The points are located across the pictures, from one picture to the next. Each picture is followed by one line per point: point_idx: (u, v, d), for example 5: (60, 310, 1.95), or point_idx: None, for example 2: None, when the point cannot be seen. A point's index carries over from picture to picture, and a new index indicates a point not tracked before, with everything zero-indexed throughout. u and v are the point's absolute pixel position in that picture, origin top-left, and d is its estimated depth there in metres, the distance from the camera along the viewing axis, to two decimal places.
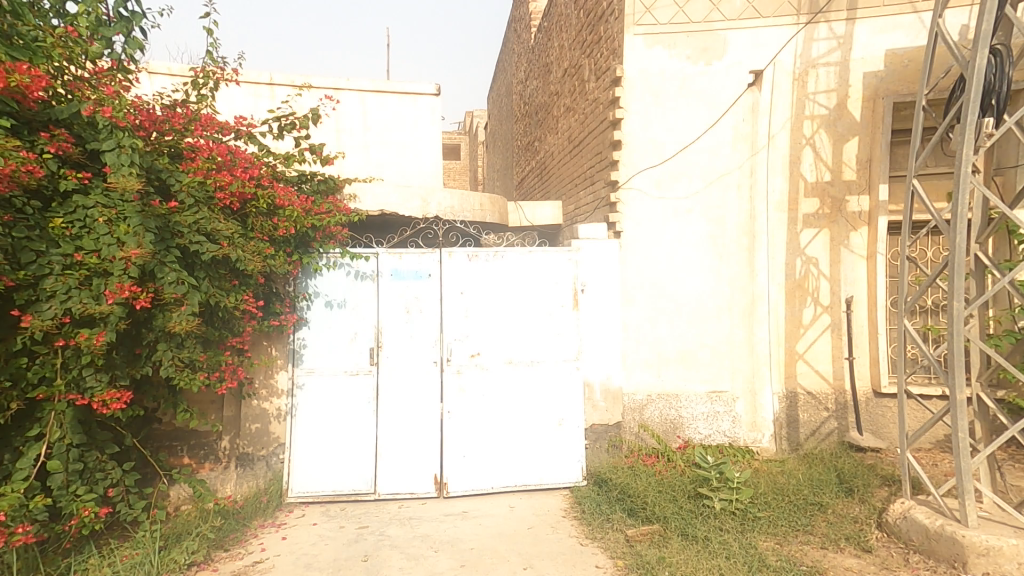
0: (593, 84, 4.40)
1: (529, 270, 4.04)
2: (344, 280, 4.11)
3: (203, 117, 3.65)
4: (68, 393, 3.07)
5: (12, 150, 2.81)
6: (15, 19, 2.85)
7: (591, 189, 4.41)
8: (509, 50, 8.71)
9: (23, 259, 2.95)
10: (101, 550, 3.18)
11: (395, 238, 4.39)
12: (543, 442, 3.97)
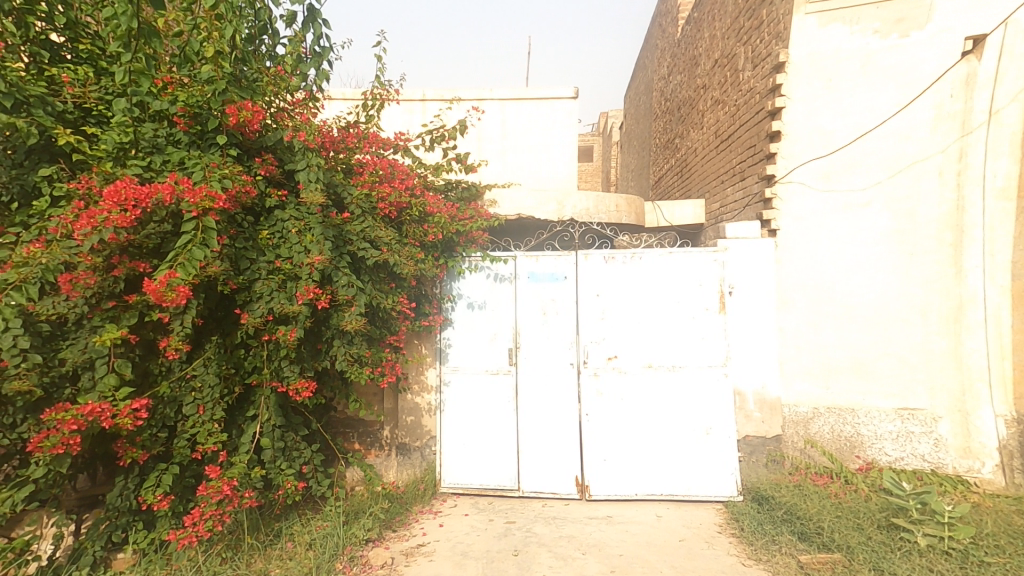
0: (748, 73, 4.17)
1: (669, 272, 3.87)
2: (484, 282, 4.22)
3: (371, 135, 3.99)
4: (272, 380, 3.74)
5: (236, 176, 3.57)
6: (245, 66, 3.63)
7: (741, 185, 4.17)
8: (650, 45, 8.60)
9: (242, 266, 3.72)
10: (300, 518, 3.86)
11: (533, 243, 4.42)
12: (690, 452, 3.78)
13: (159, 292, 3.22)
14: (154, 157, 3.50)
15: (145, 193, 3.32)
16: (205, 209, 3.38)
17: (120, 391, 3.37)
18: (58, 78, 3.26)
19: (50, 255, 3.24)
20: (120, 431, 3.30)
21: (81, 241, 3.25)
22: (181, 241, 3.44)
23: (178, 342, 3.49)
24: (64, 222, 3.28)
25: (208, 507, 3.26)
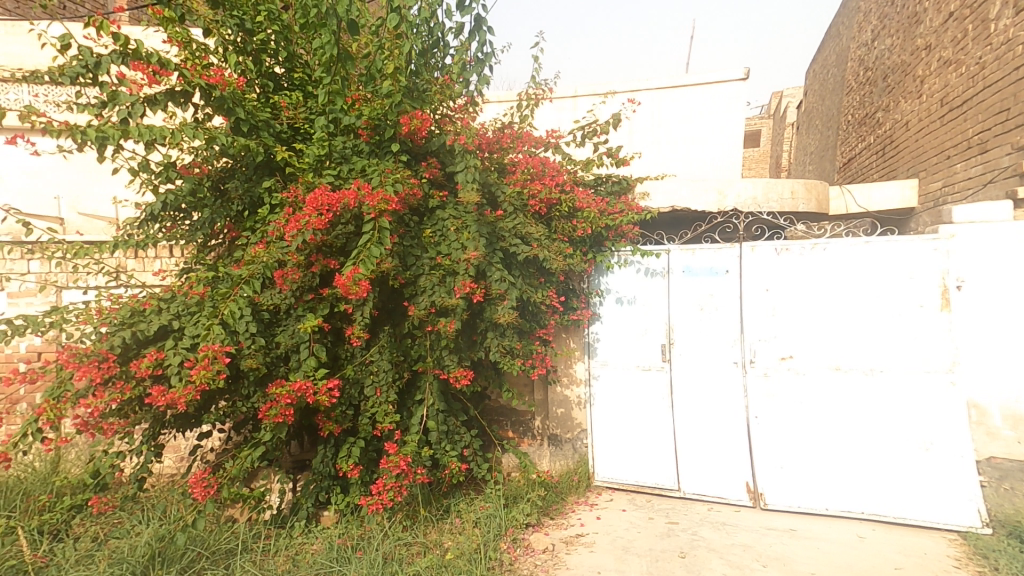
0: (995, 28, 3.93)
1: (877, 264, 3.43)
2: (634, 277, 4.12)
3: (524, 134, 4.11)
4: (434, 367, 4.05)
5: (404, 180, 3.90)
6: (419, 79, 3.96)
7: (980, 158, 3.93)
8: (850, 11, 8.20)
9: (409, 262, 4.07)
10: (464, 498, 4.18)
11: (689, 236, 4.23)
12: (907, 471, 3.37)
13: (348, 285, 3.69)
14: (342, 167, 4.00)
15: (335, 199, 3.77)
16: (381, 210, 3.78)
17: (318, 372, 3.90)
18: (278, 105, 3.92)
19: (270, 255, 3.92)
20: (321, 406, 3.85)
21: (290, 240, 3.82)
22: (363, 240, 3.91)
23: (359, 330, 3.93)
24: (279, 227, 3.89)
25: (390, 479, 3.69)
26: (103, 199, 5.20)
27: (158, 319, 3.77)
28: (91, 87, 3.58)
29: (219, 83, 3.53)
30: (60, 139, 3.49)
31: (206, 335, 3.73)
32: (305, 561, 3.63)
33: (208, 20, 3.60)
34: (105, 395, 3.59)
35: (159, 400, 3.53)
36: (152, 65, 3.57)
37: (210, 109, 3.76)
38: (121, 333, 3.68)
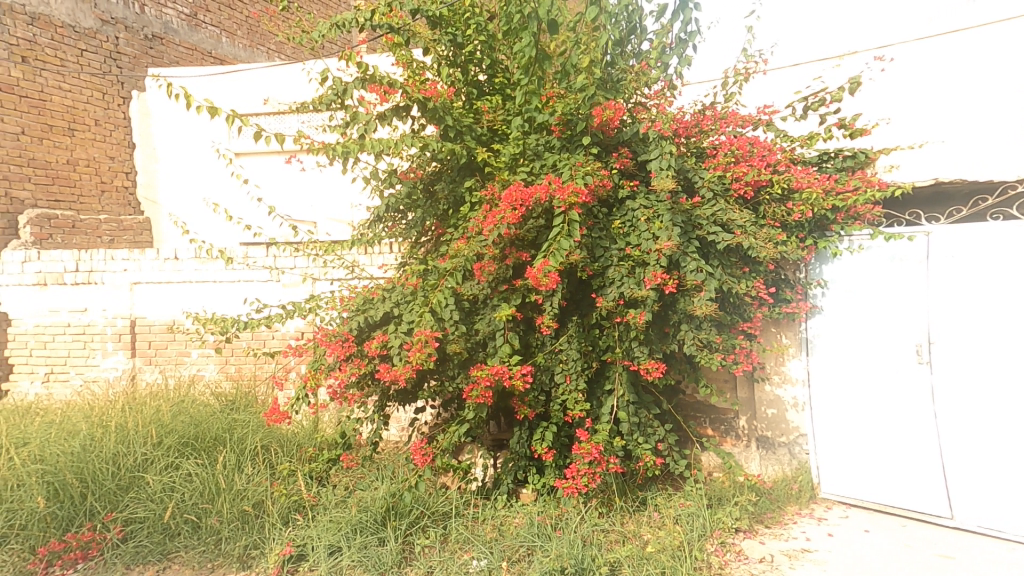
0: None
1: None
2: (881, 266, 3.77)
3: (728, 113, 3.82)
4: (624, 358, 4.01)
5: (597, 171, 3.87)
6: (613, 68, 3.95)
7: None
8: None
9: (598, 254, 3.99)
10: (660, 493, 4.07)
11: (961, 214, 3.86)
12: None
13: (538, 277, 3.78)
14: (534, 163, 4.11)
15: (528, 195, 3.90)
16: (571, 204, 3.83)
17: (512, 358, 4.09)
18: (480, 109, 4.22)
19: (470, 248, 4.19)
20: (516, 390, 4.03)
21: (487, 235, 4.03)
22: (552, 233, 4.01)
23: (550, 320, 4.03)
24: (476, 223, 4.11)
25: (584, 464, 3.75)
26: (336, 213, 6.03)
27: (384, 306, 4.35)
28: (339, 110, 4.24)
29: (433, 95, 3.96)
30: (318, 156, 4.26)
31: (419, 321, 4.19)
32: (510, 532, 3.91)
33: (427, 39, 4.02)
34: (348, 369, 4.26)
35: (388, 375, 4.10)
36: (384, 85, 4.10)
37: (425, 119, 4.17)
38: (357, 318, 4.33)
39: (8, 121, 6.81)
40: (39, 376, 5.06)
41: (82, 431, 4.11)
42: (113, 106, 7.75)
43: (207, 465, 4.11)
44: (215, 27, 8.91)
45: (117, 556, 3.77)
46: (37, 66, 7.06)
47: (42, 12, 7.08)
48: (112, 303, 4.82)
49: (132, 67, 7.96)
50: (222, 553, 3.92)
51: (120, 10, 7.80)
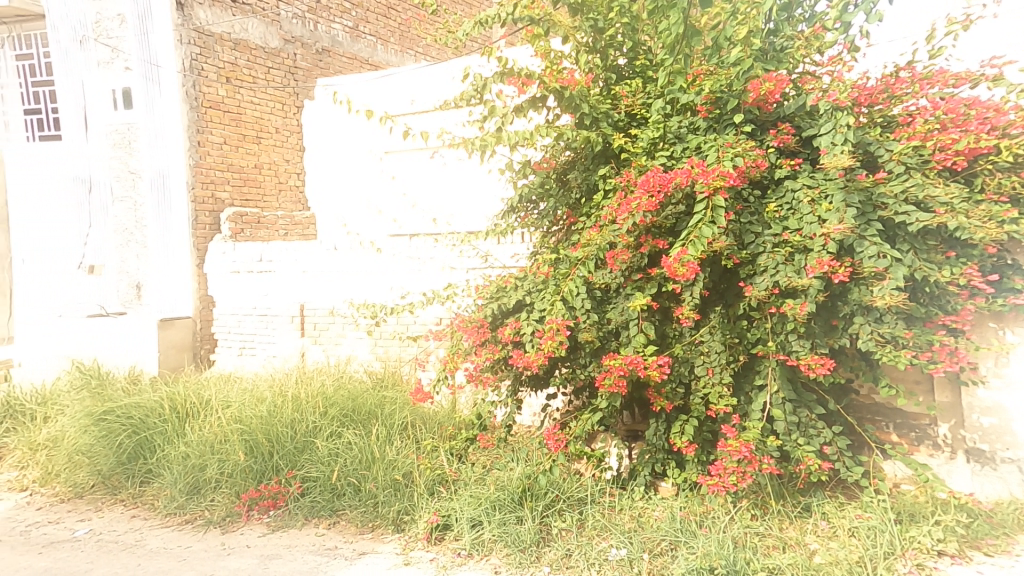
0: None
1: None
2: None
3: (931, 73, 3.36)
4: (778, 353, 3.62)
5: (751, 151, 3.56)
6: (776, 37, 3.64)
7: None
8: None
9: (748, 239, 3.66)
10: (827, 499, 3.74)
11: None
12: None
13: (674, 267, 3.58)
14: (676, 146, 3.86)
15: (667, 180, 3.69)
16: (716, 188, 3.52)
17: (648, 348, 3.94)
18: (618, 94, 4.07)
19: (602, 237, 4.10)
20: (651, 380, 3.89)
21: (621, 224, 3.88)
22: (691, 221, 3.76)
23: (690, 310, 3.78)
24: (611, 211, 3.97)
25: (732, 462, 3.51)
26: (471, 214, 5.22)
27: (516, 294, 4.47)
28: (478, 105, 4.41)
29: (571, 84, 3.92)
30: (456, 149, 4.51)
31: (551, 309, 4.24)
32: (650, 525, 3.82)
33: (568, 27, 4.00)
34: (483, 355, 4.43)
35: (521, 361, 4.21)
36: (522, 77, 4.12)
37: (561, 109, 4.16)
38: (491, 305, 4.50)
39: (212, 134, 6.44)
40: (231, 351, 5.98)
41: (267, 399, 4.74)
42: (292, 116, 7.32)
43: (364, 435, 4.60)
44: (373, 37, 8.40)
45: (299, 508, 4.37)
46: (236, 83, 6.72)
47: (240, 35, 6.68)
48: (283, 291, 5.53)
49: (308, 80, 7.51)
50: (380, 515, 4.36)
51: (298, 27, 7.35)
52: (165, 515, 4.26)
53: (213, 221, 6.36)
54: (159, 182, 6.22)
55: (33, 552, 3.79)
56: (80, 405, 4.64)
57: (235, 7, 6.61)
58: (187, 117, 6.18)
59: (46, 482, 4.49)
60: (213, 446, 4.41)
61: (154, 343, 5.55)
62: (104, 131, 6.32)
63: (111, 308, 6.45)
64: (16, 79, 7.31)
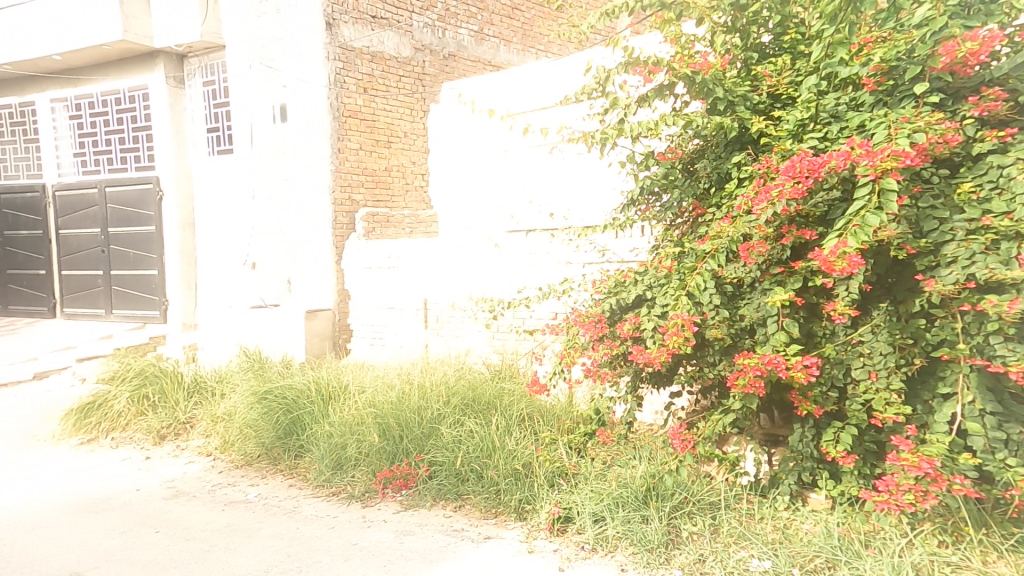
0: None
1: None
2: None
3: None
4: (973, 357, 3.17)
5: (938, 124, 3.09)
6: None
7: None
8: None
9: (930, 227, 3.24)
10: None
11: None
12: None
13: (830, 262, 3.20)
14: (831, 126, 3.51)
15: (817, 164, 3.28)
16: (886, 170, 3.07)
17: (790, 348, 3.52)
18: (760, 75, 3.80)
19: (734, 229, 3.70)
20: (794, 383, 3.51)
21: (759, 215, 3.52)
22: (848, 209, 3.31)
23: (847, 308, 3.34)
24: (748, 200, 3.62)
25: (908, 479, 3.13)
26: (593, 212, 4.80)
27: (637, 289, 4.32)
28: (599, 98, 4.37)
29: (705, 68, 3.68)
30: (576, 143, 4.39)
31: (674, 305, 3.99)
32: (799, 539, 3.53)
33: (703, 8, 3.68)
34: (601, 350, 4.37)
35: (641, 357, 4.00)
36: (649, 65, 3.96)
37: (690, 95, 3.92)
38: (609, 300, 4.38)
39: (350, 141, 6.89)
40: (364, 341, 6.55)
41: (396, 386, 5.17)
42: (419, 120, 7.65)
43: (484, 425, 4.80)
44: (497, 38, 8.59)
45: (427, 489, 4.68)
46: (372, 93, 7.12)
47: (377, 48, 7.13)
48: (409, 286, 5.96)
49: (434, 84, 7.83)
50: (502, 503, 4.50)
51: (428, 36, 7.72)
52: (315, 486, 4.77)
53: (349, 221, 6.84)
54: (307, 187, 6.81)
55: (219, 508, 4.45)
56: (246, 387, 5.40)
57: (375, 22, 7.06)
58: (330, 127, 6.68)
59: (224, 449, 5.22)
60: (351, 427, 4.86)
61: (303, 332, 6.17)
62: (265, 144, 6.99)
63: (268, 300, 6.94)
64: (202, 103, 8.27)
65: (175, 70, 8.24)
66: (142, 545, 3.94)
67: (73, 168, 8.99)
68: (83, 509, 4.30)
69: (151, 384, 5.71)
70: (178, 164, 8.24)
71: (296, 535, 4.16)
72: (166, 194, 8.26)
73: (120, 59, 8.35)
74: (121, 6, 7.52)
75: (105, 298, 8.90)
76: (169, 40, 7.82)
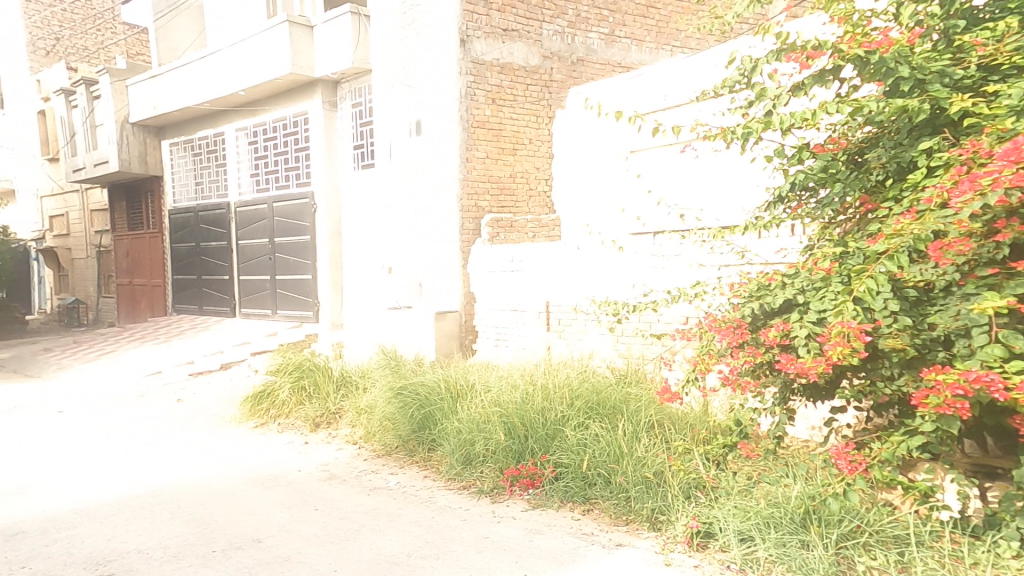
0: None
1: None
2: None
3: None
4: None
5: None
6: None
7: None
8: None
9: None
10: None
11: None
12: None
13: None
14: None
15: None
16: None
17: (1008, 363, 2.97)
18: (965, 46, 3.30)
19: (921, 226, 3.21)
20: (1018, 405, 2.94)
21: (961, 207, 3.01)
22: None
23: None
24: (943, 189, 3.10)
25: None
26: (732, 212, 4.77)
27: (785, 293, 3.90)
28: (743, 90, 4.18)
29: (886, 45, 3.29)
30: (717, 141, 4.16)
31: (837, 310, 3.54)
32: None
33: None
34: (742, 356, 4.08)
35: (794, 367, 3.62)
36: (808, 50, 3.63)
37: (862, 79, 3.52)
38: (752, 304, 4.04)
39: (478, 150, 7.18)
40: (488, 342, 6.79)
41: (520, 387, 5.35)
42: (544, 126, 7.75)
43: (610, 429, 4.76)
44: (629, 39, 8.44)
45: (554, 490, 4.75)
46: (500, 103, 7.38)
47: (507, 59, 7.34)
48: (531, 289, 6.16)
49: (560, 90, 7.87)
50: (633, 510, 4.39)
51: (556, 43, 7.80)
52: (447, 479, 5.07)
53: (475, 227, 7.11)
54: (438, 196, 7.25)
55: (365, 493, 4.88)
56: (383, 382, 5.93)
57: (505, 35, 7.29)
58: (460, 138, 7.04)
59: (367, 439, 5.73)
60: (478, 424, 5.11)
61: (433, 333, 6.60)
62: (403, 158, 7.77)
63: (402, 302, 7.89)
64: (350, 124, 9.23)
65: (330, 95, 9.27)
66: (306, 519, 4.44)
67: (249, 186, 10.50)
68: (259, 483, 4.97)
69: (307, 376, 6.53)
70: (330, 180, 9.26)
71: (433, 523, 4.41)
72: (319, 207, 9.30)
73: (287, 91, 9.65)
74: (290, 43, 8.70)
75: (270, 299, 10.21)
76: (326, 69, 8.86)
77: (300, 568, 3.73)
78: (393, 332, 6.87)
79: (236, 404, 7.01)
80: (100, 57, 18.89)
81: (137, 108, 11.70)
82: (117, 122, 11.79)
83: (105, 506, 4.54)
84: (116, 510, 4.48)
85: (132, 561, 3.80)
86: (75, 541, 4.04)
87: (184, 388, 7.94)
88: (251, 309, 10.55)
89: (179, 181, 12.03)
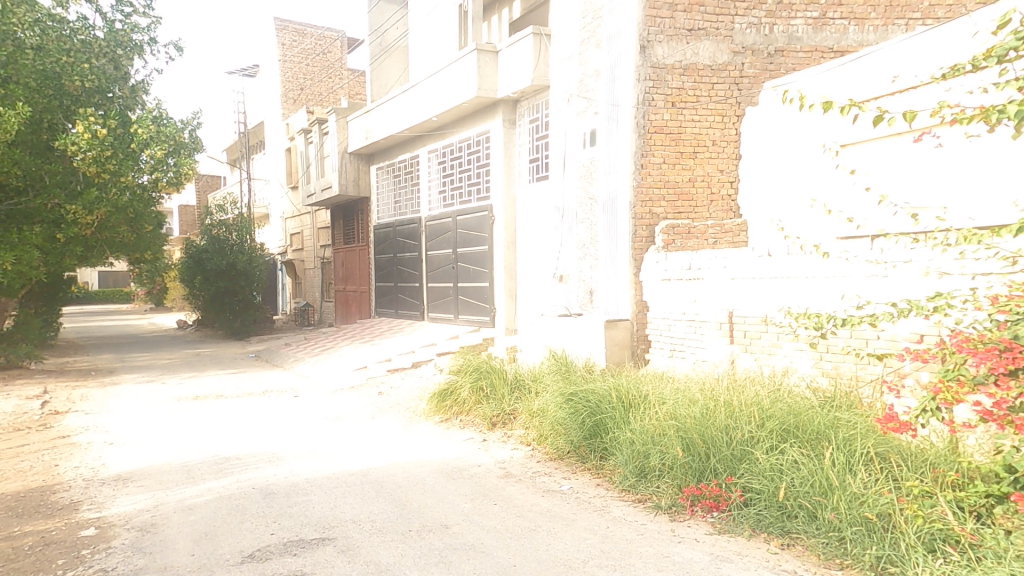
0: None
1: None
2: None
3: None
4: None
5: None
6: None
7: None
8: None
9: None
10: None
11: None
12: None
13: None
14: None
15: None
16: None
17: None
18: None
19: None
20: None
21: None
22: None
23: None
24: None
25: None
26: (996, 204, 5.03)
27: None
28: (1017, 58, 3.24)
29: None
30: (971, 126, 3.24)
31: None
32: None
33: None
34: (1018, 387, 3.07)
35: None
36: None
37: None
38: None
39: (655, 156, 7.21)
40: (663, 352, 6.91)
41: (698, 402, 5.14)
42: (729, 126, 7.42)
43: (814, 457, 4.25)
44: (846, 19, 7.54)
45: (743, 517, 4.31)
46: (680, 106, 7.30)
47: (691, 60, 7.26)
48: (713, 296, 6.18)
49: (752, 86, 7.48)
50: (850, 554, 3.72)
51: (751, 36, 7.44)
52: (621, 490, 5.04)
53: (648, 234, 7.18)
54: (609, 204, 7.47)
55: (540, 493, 5.06)
56: (556, 387, 6.23)
57: (690, 35, 7.22)
58: (636, 145, 7.16)
59: (539, 441, 6.08)
60: (653, 437, 5.04)
61: (603, 337, 6.90)
62: (577, 166, 8.14)
63: (572, 308, 8.16)
64: (527, 138, 9.80)
65: (510, 113, 10.04)
66: (487, 513, 4.70)
67: (437, 202, 11.93)
68: (447, 474, 5.47)
69: (484, 377, 7.12)
70: (508, 192, 10.02)
71: (609, 533, 4.32)
72: (497, 220, 10.17)
73: (470, 114, 10.73)
74: (479, 69, 9.61)
75: (454, 305, 11.40)
76: (508, 90, 9.58)
77: (483, 558, 3.92)
78: (566, 337, 7.29)
79: (421, 398, 7.94)
80: (327, 98, 22.47)
81: (353, 139, 14.00)
82: (340, 153, 14.37)
83: (328, 479, 5.37)
84: (337, 483, 5.27)
85: (349, 529, 4.37)
86: (308, 506, 4.81)
87: (385, 383, 9.07)
88: (438, 313, 11.93)
89: (382, 200, 14.09)
